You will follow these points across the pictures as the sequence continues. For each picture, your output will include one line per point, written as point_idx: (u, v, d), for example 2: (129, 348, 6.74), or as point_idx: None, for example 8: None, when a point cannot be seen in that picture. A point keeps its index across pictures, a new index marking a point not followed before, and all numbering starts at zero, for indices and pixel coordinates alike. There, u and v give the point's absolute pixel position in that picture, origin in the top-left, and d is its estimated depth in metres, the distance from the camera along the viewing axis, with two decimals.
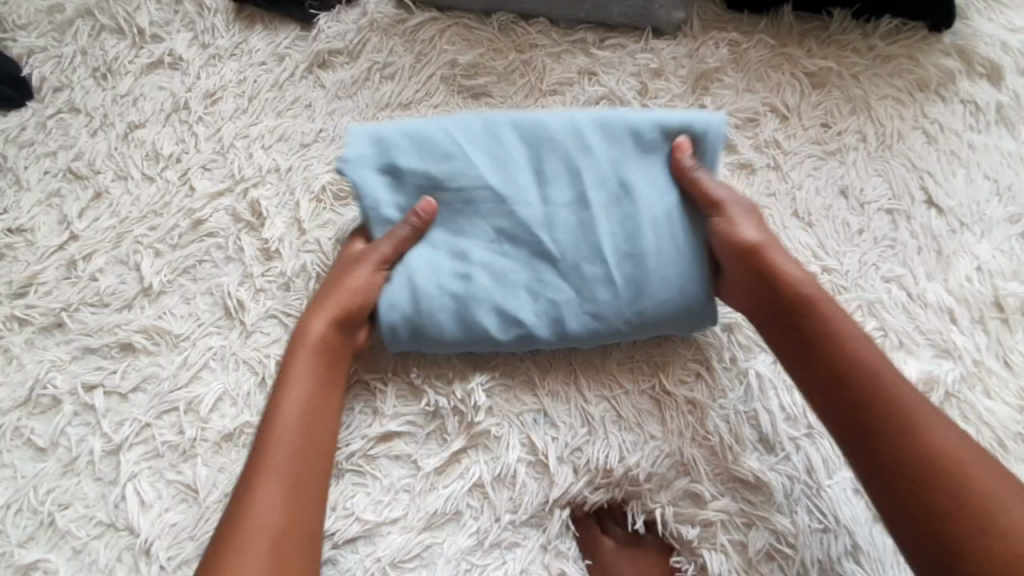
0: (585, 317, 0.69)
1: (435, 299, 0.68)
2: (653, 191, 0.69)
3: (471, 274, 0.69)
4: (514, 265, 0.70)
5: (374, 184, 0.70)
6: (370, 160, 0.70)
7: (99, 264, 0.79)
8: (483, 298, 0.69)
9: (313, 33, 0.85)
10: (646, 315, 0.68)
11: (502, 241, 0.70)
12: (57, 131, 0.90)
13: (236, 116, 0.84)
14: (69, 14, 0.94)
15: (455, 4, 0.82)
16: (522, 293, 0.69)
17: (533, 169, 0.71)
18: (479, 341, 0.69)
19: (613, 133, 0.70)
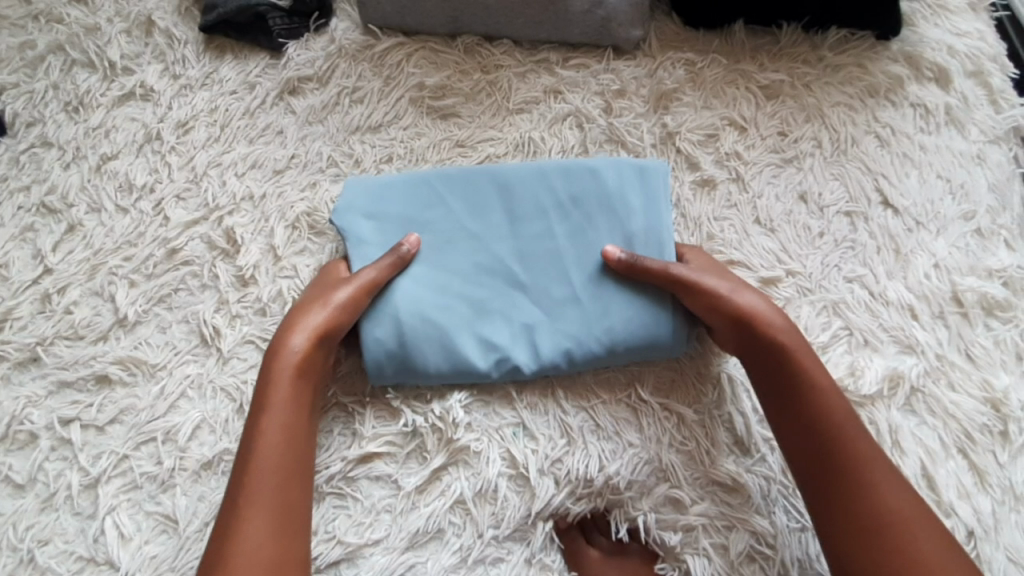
0: (557, 341, 0.71)
1: (419, 332, 0.70)
2: (622, 222, 0.73)
3: (451, 306, 0.71)
4: (490, 295, 0.72)
5: (362, 229, 0.74)
6: (360, 209, 0.74)
7: (74, 297, 0.79)
8: (461, 329, 0.71)
9: (282, 61, 0.86)
10: (615, 335, 0.71)
11: (479, 273, 0.73)
12: (30, 166, 0.90)
13: (208, 144, 0.85)
14: (40, 50, 0.95)
15: (420, 28, 0.84)
16: (497, 320, 0.72)
17: (502, 209, 0.74)
18: (459, 370, 0.71)
19: (579, 173, 0.75)
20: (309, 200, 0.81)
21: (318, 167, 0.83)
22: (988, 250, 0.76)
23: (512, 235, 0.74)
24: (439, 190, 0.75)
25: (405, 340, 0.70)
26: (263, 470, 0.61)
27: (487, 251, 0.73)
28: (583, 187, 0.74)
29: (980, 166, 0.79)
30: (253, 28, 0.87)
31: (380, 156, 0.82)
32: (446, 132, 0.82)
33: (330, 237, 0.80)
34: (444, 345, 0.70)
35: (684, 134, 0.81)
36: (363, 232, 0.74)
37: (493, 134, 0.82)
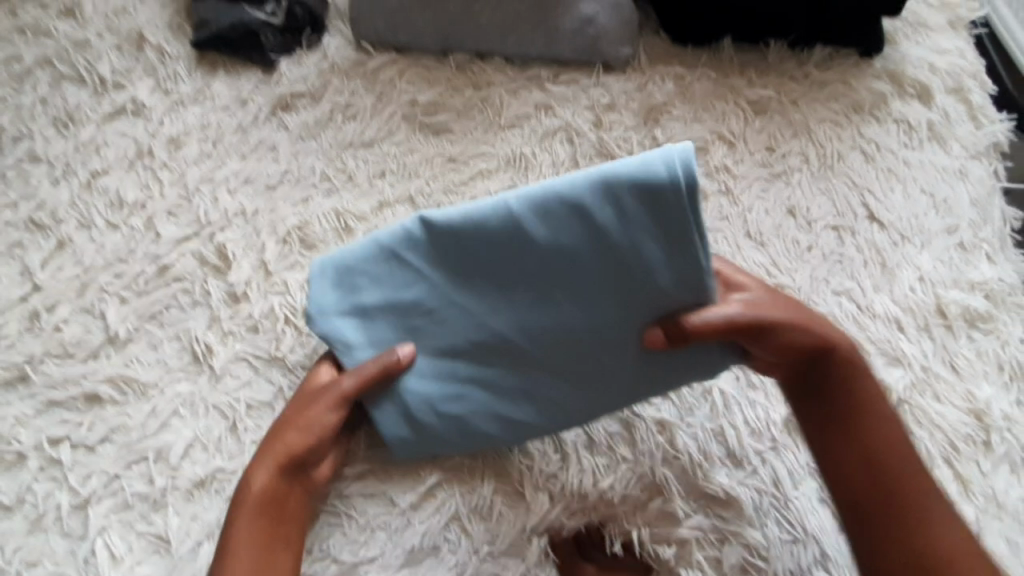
0: (583, 403, 0.68)
1: (439, 426, 0.69)
2: (634, 254, 0.61)
3: (463, 390, 0.69)
4: (498, 371, 0.68)
5: (345, 329, 0.69)
6: (335, 308, 0.69)
7: (63, 314, 0.78)
8: (479, 412, 0.69)
9: (275, 76, 0.87)
10: (643, 389, 0.67)
11: (481, 351, 0.68)
12: (17, 181, 0.89)
13: (199, 159, 0.85)
14: (28, 65, 0.95)
15: (412, 45, 0.84)
16: (513, 395, 0.68)
17: (488, 273, 0.65)
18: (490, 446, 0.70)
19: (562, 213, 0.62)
20: (301, 215, 0.81)
21: (311, 183, 0.83)
22: (970, 262, 0.78)
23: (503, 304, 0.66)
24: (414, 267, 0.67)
25: (419, 424, 0.69)
26: (248, 556, 0.62)
27: (482, 325, 0.67)
28: (569, 227, 0.62)
29: (961, 181, 0.81)
30: (245, 43, 0.87)
31: (374, 171, 0.83)
32: (438, 147, 0.83)
33: (320, 251, 0.79)
34: (464, 428, 0.69)
35: (672, 149, 0.80)
36: (346, 332, 0.69)
37: (484, 150, 0.82)
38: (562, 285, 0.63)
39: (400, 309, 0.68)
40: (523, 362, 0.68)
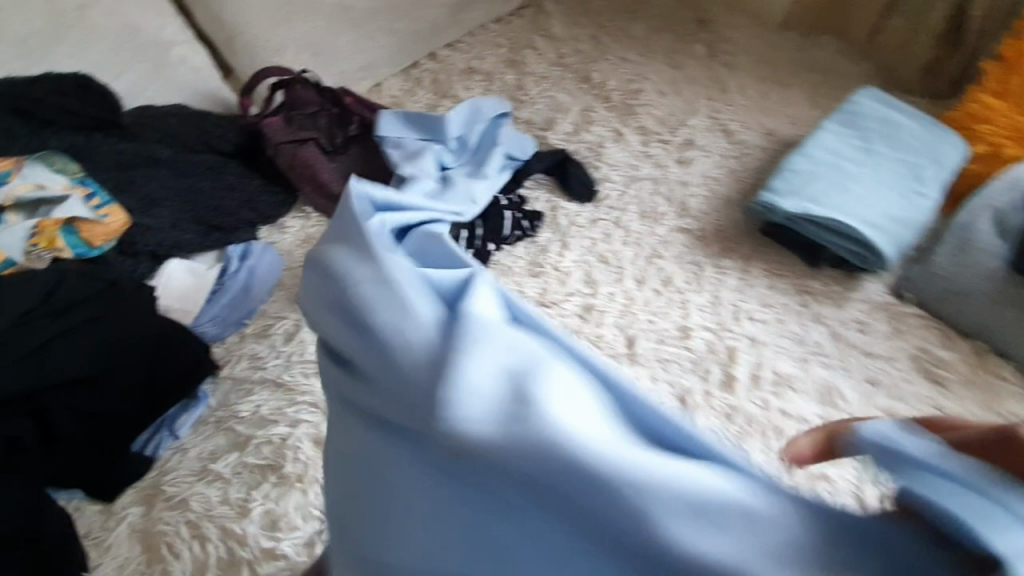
0: (870, 206, 1.12)
1: (844, 201, 1.13)
2: (841, 121, 1.24)
3: (836, 150, 1.20)
4: (852, 149, 1.20)
5: (802, 186, 1.16)
6: (805, 184, 1.16)
7: (606, 322, 1.13)
8: (825, 189, 1.15)
9: (816, 272, 1.16)
10: (894, 187, 1.15)
11: (867, 158, 1.18)
12: (601, 229, 1.31)
13: (735, 289, 1.17)
14: (643, 175, 1.41)
15: (943, 317, 1.08)
16: (866, 169, 1.17)
17: (800, 183, 1.17)
18: (841, 213, 1.11)
19: (840, 118, 1.25)
20: (796, 369, 1.06)
21: (810, 350, 1.08)
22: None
23: (853, 147, 1.20)
24: (850, 148, 1.20)
25: (823, 171, 1.17)
26: None
27: (806, 175, 1.18)
28: (870, 113, 1.24)
29: None
30: (806, 243, 1.18)
31: (867, 376, 1.04)
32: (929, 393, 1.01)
33: (796, 398, 1.03)
34: (834, 184, 1.15)
35: None
36: (799, 188, 1.16)
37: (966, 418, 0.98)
38: (846, 118, 1.24)
39: (838, 157, 1.19)
40: (824, 189, 1.15)
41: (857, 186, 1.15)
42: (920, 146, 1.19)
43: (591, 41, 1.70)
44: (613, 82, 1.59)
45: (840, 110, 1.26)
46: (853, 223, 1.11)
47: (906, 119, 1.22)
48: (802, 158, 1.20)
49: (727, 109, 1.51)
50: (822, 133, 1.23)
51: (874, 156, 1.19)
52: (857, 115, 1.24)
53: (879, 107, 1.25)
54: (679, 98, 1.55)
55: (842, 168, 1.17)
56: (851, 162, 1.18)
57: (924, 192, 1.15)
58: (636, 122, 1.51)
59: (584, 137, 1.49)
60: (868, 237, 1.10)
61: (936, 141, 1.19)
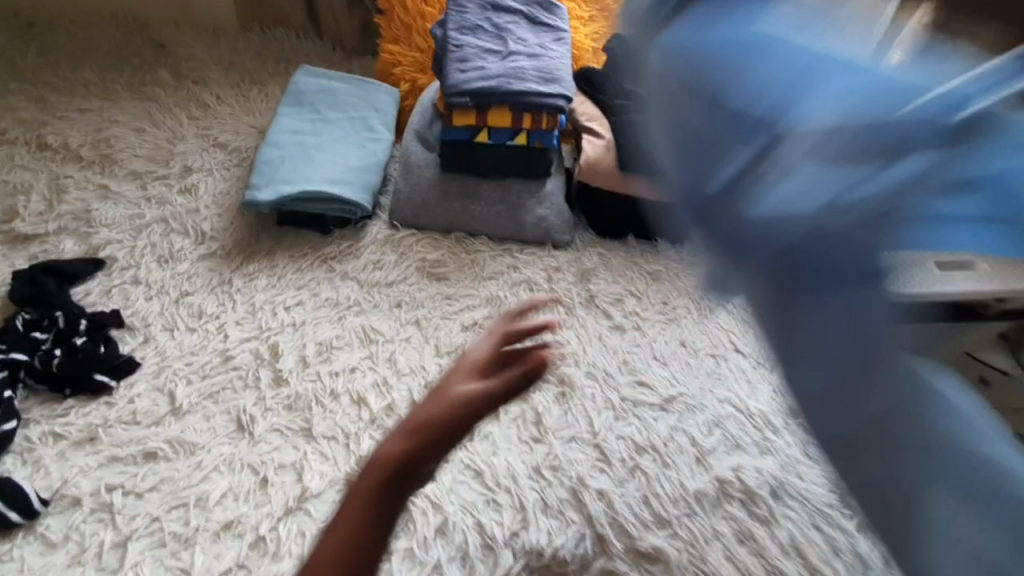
0: (331, 167, 1.25)
1: (307, 171, 1.24)
2: (291, 105, 1.36)
3: (292, 132, 1.31)
4: (306, 125, 1.33)
5: (271, 175, 1.24)
6: (273, 172, 1.25)
7: (139, 389, 1.02)
8: (290, 168, 1.25)
9: (329, 240, 1.26)
10: (348, 144, 1.30)
11: (321, 130, 1.32)
12: (118, 296, 1.18)
13: (267, 288, 1.18)
14: (148, 220, 1.30)
15: (427, 226, 1.24)
16: (320, 139, 1.30)
17: (269, 173, 1.25)
18: (307, 183, 1.22)
19: (290, 103, 1.36)
20: (336, 329, 1.12)
21: (344, 306, 1.16)
22: None
23: (306, 124, 1.33)
24: (303, 125, 1.32)
25: (285, 154, 1.27)
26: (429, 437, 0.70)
27: (271, 164, 1.26)
28: (311, 90, 1.38)
29: None
30: (311, 222, 1.27)
31: (393, 302, 1.16)
32: (439, 288, 1.17)
33: (344, 353, 1.08)
34: (296, 160, 1.26)
35: (600, 296, 1.17)
36: (269, 178, 1.24)
37: (470, 292, 1.17)
38: (293, 101, 1.37)
39: (295, 137, 1.30)
40: (289, 168, 1.24)
41: (315, 154, 1.27)
42: (359, 102, 1.36)
43: (34, 104, 1.48)
44: (76, 139, 1.42)
45: (287, 96, 1.37)
46: (319, 186, 1.22)
47: (341, 84, 1.39)
48: (265, 150, 1.28)
49: (214, 123, 1.49)
50: (278, 123, 1.33)
51: (324, 125, 1.33)
52: (301, 95, 1.37)
53: (317, 81, 1.39)
54: (161, 128, 1.47)
55: (301, 146, 1.29)
56: (307, 137, 1.30)
57: (376, 139, 1.33)
58: (121, 170, 1.38)
59: (63, 209, 1.31)
60: (338, 191, 1.22)
61: (369, 93, 1.38)
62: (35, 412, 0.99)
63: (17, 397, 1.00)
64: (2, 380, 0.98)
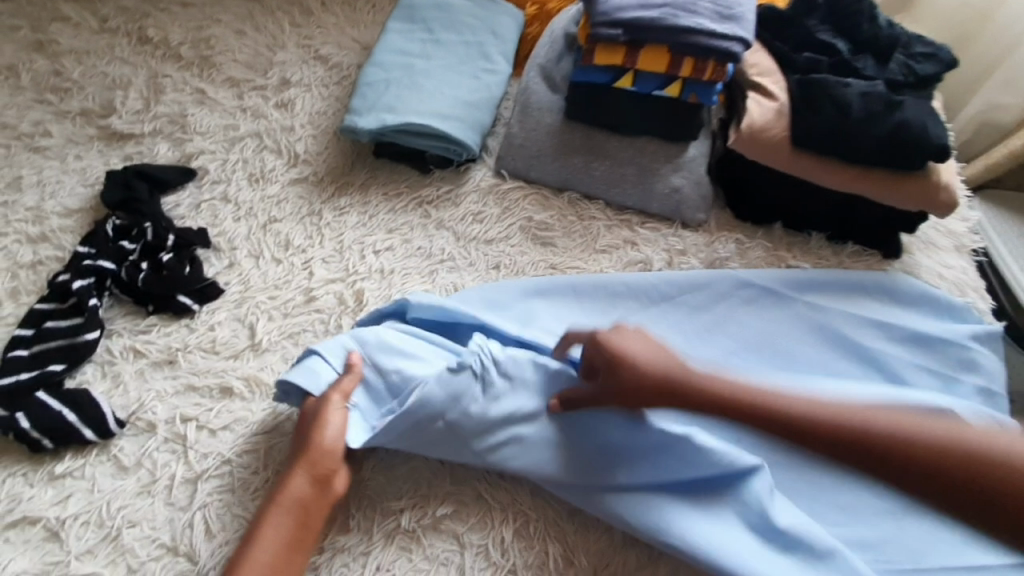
0: (439, 97, 1.10)
1: (412, 100, 1.10)
2: (402, 20, 1.20)
3: (400, 52, 1.16)
4: (415, 46, 1.17)
5: (374, 99, 1.11)
6: (376, 97, 1.11)
7: (219, 317, 0.96)
8: (394, 94, 1.11)
9: (427, 180, 1.12)
10: (460, 73, 1.14)
11: (432, 53, 1.16)
12: (206, 212, 1.11)
13: (356, 226, 1.08)
14: (241, 134, 1.22)
15: (539, 179, 1.08)
16: (430, 63, 1.15)
17: (372, 97, 1.12)
18: (411, 113, 1.08)
19: (400, 17, 1.21)
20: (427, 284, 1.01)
21: (438, 260, 1.04)
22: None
23: (416, 44, 1.17)
24: (413, 46, 1.17)
25: (391, 77, 1.13)
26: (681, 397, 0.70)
27: (375, 86, 1.13)
28: (425, 5, 1.21)
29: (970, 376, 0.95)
30: (409, 158, 1.14)
31: (491, 263, 1.03)
32: (543, 255, 1.03)
33: None
34: (401, 86, 1.12)
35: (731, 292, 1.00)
36: (372, 103, 1.11)
37: (578, 265, 1.02)
38: (405, 16, 1.21)
39: (404, 59, 1.15)
40: (393, 94, 1.11)
41: (423, 81, 1.12)
42: (478, 24, 1.18)
43: None
44: (178, 35, 1.34)
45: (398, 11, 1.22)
46: (422, 117, 1.07)
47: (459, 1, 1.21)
48: (370, 70, 1.15)
49: (317, 33, 1.36)
50: (385, 39, 1.18)
51: (436, 48, 1.17)
52: (414, 10, 1.20)
53: None
54: (262, 32, 1.36)
55: (410, 69, 1.14)
56: (415, 60, 1.15)
57: (491, 70, 1.16)
58: (219, 75, 1.29)
59: (158, 111, 1.24)
60: (443, 126, 1.07)
61: (489, 14, 1.20)
62: (119, 323, 0.95)
63: (103, 305, 0.97)
64: (88, 286, 0.94)
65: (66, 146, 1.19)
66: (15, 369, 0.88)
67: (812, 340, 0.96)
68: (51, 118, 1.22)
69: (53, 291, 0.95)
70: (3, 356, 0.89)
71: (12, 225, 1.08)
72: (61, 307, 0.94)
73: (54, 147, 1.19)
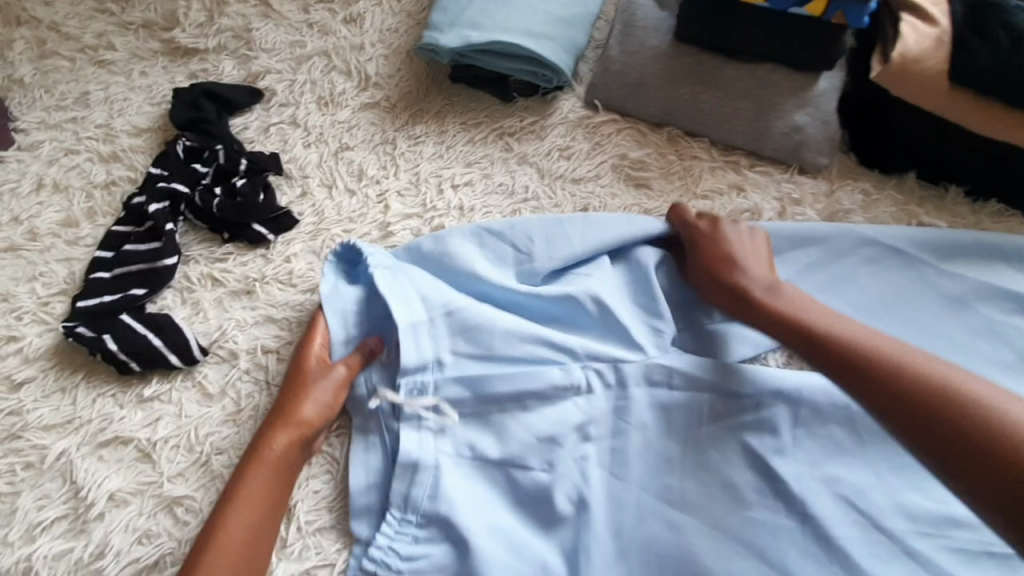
0: (527, 13, 0.98)
1: (498, 16, 0.98)
2: None
3: None
4: None
5: (456, 14, 0.99)
6: (457, 12, 1.00)
7: (295, 249, 0.92)
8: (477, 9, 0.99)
9: (509, 109, 1.02)
10: None
11: None
12: (275, 137, 1.05)
13: (433, 157, 1.00)
14: (309, 52, 1.13)
15: (635, 111, 0.97)
16: None
17: (453, 12, 1.00)
18: (497, 30, 0.96)
19: None
20: None
21: (521, 198, 0.96)
22: None
23: None
24: None
25: None
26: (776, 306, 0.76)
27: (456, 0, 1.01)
28: None
29: None
30: (490, 82, 1.03)
31: (579, 204, 0.95)
32: (637, 198, 0.94)
33: None
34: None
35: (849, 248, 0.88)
36: (454, 19, 0.99)
37: None
38: None
39: None
40: (476, 9, 0.99)
41: None
42: None
43: None
44: None
45: None
46: (509, 36, 0.96)
47: None
48: None
49: None
50: None
51: None
52: None
53: None
54: None
55: None
56: None
57: None
58: None
59: (222, 25, 1.15)
60: (533, 46, 0.95)
61: None
62: (195, 250, 0.92)
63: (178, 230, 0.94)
64: (163, 210, 0.91)
65: (132, 61, 1.13)
66: (98, 292, 0.87)
67: (944, 308, 0.85)
68: (114, 30, 1.15)
69: (130, 213, 0.93)
70: (86, 278, 0.88)
71: (83, 143, 1.05)
72: (139, 231, 0.91)
73: (119, 61, 1.13)
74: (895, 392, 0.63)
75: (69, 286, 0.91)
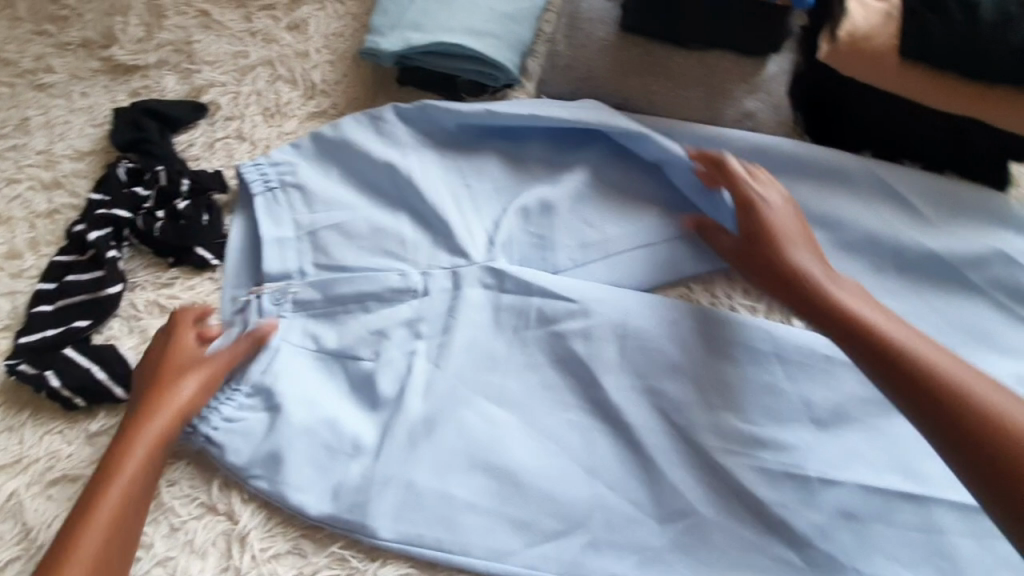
0: (468, 9, 0.94)
1: (437, 14, 0.94)
2: None
3: None
4: None
5: (396, 16, 0.96)
6: (397, 13, 0.97)
7: None
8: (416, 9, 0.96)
9: None
10: None
11: None
12: (221, 153, 1.03)
13: None
14: (252, 62, 1.10)
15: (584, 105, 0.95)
16: None
17: (393, 13, 0.97)
18: (437, 29, 0.93)
19: None
20: None
21: None
22: None
23: None
24: None
25: None
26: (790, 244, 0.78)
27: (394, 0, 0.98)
28: None
29: None
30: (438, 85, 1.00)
31: None
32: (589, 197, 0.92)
33: None
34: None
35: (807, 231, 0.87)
36: (393, 21, 0.96)
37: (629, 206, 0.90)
38: None
39: None
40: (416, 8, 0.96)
41: None
42: None
43: None
44: None
45: None
46: (449, 34, 0.93)
47: None
48: None
49: None
50: None
51: None
52: None
53: None
54: None
55: None
56: None
57: None
58: None
59: (162, 39, 1.12)
60: (475, 45, 0.92)
61: None
62: (141, 276, 0.90)
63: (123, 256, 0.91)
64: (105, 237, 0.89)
65: (71, 82, 1.10)
66: (41, 326, 0.84)
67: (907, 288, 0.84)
68: (52, 51, 1.12)
69: (70, 242, 0.90)
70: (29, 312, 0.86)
71: (24, 171, 1.02)
72: (81, 260, 0.89)
73: (58, 84, 1.10)
74: (859, 345, 0.69)
75: (11, 321, 0.90)
